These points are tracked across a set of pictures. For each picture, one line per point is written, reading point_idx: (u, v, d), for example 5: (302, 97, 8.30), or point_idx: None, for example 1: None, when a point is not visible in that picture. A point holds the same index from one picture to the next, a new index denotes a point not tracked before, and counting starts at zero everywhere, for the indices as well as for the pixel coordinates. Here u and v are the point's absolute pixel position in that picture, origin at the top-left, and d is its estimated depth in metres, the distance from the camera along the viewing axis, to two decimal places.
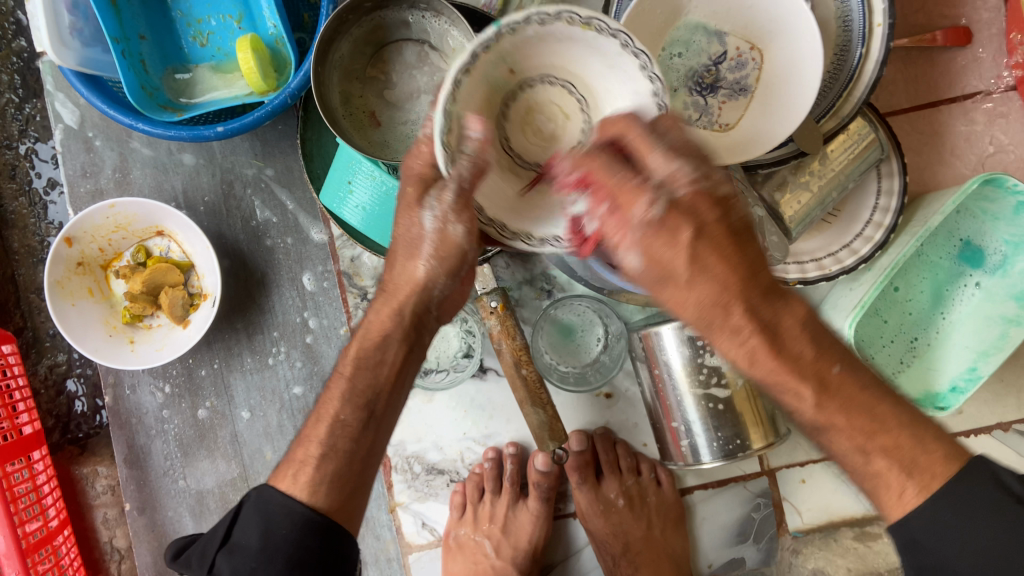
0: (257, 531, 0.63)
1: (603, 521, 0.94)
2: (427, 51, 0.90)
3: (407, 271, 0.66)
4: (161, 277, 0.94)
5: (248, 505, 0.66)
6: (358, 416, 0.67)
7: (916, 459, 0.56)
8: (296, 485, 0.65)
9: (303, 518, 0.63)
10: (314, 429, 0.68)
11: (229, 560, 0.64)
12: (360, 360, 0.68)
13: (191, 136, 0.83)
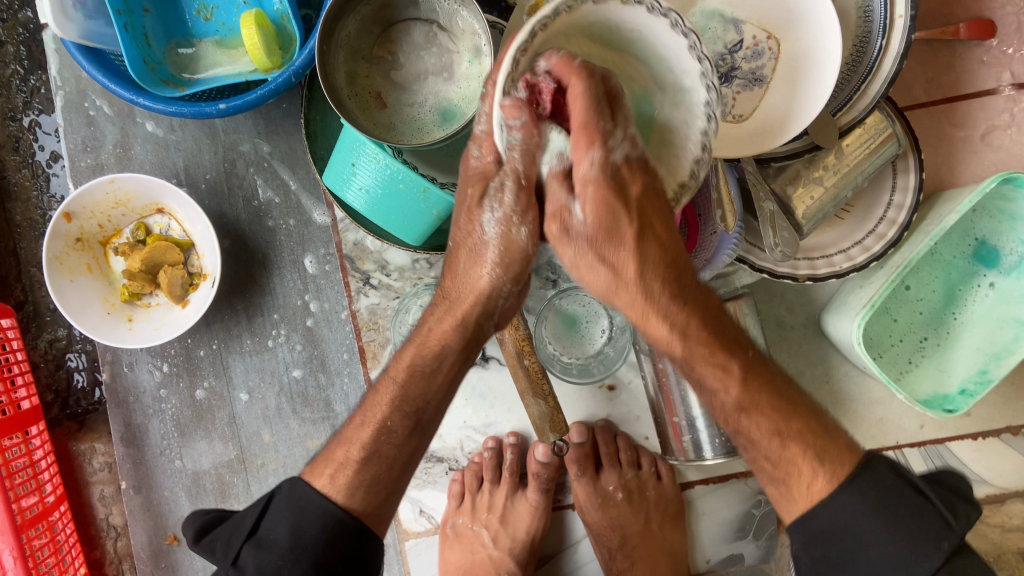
0: (292, 526, 0.66)
1: (601, 514, 0.94)
2: (435, 32, 0.88)
3: (471, 279, 0.67)
4: (161, 256, 0.93)
5: (278, 498, 0.69)
6: (404, 424, 0.69)
7: (789, 432, 0.67)
8: (334, 486, 0.68)
9: (336, 520, 0.67)
10: (358, 431, 0.70)
11: (255, 554, 0.66)
12: (415, 367, 0.69)
13: (192, 113, 0.82)
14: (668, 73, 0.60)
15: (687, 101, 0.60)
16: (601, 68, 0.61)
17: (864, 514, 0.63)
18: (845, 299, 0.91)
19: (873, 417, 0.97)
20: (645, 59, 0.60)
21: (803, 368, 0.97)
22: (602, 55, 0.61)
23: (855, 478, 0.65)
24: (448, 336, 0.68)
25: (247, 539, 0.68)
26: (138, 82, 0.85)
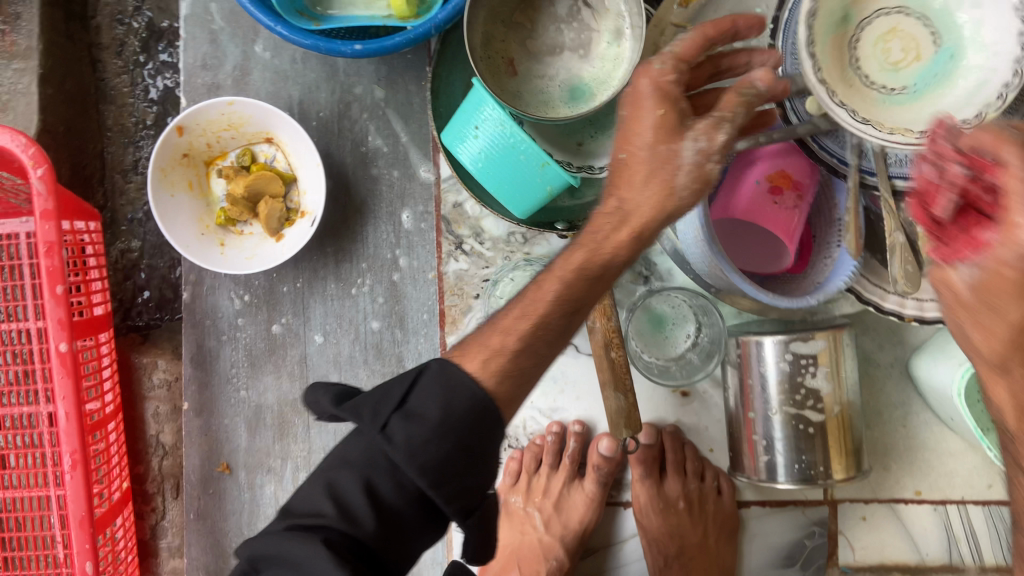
0: (445, 405, 0.54)
1: (660, 520, 0.93)
2: (579, 7, 0.86)
3: (654, 188, 0.59)
4: (263, 185, 0.92)
5: (423, 380, 0.56)
6: (562, 321, 0.60)
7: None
8: (485, 371, 0.57)
9: (486, 405, 0.55)
10: (507, 321, 0.60)
11: (404, 425, 0.53)
12: (585, 266, 0.60)
13: (326, 48, 0.80)
14: (990, 21, 0.62)
15: (994, 50, 0.62)
16: (917, 17, 0.66)
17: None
18: (943, 345, 0.89)
19: (943, 469, 0.95)
20: (971, 4, 0.63)
21: (881, 406, 0.96)
22: (915, 3, 0.66)
23: None
24: (624, 248, 0.60)
25: (397, 407, 0.54)
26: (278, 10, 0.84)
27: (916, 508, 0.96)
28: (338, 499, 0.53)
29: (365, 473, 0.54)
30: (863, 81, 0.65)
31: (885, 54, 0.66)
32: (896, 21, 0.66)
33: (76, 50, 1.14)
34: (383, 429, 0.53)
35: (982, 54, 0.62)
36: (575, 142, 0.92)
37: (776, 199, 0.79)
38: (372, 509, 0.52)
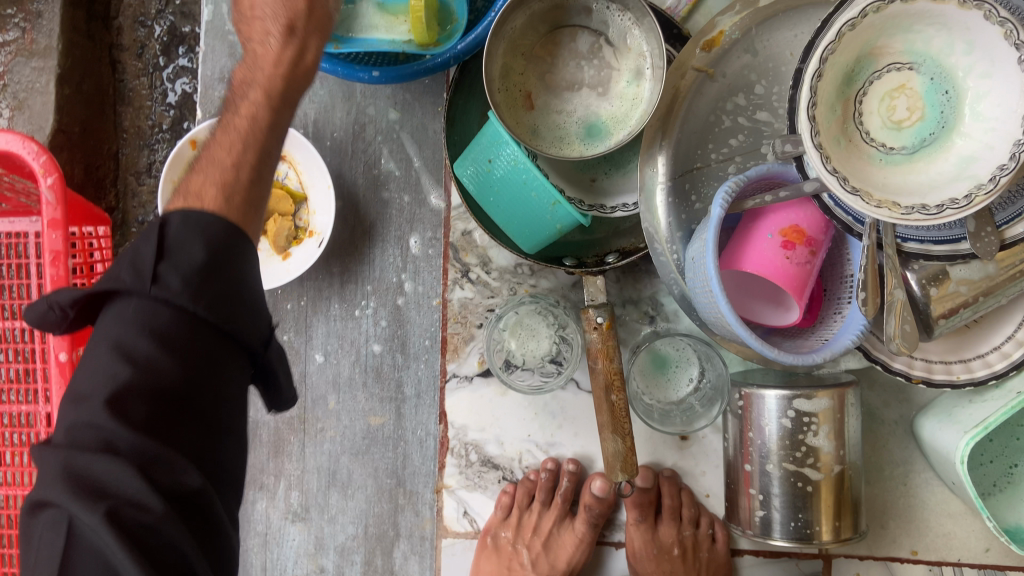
0: (205, 244, 0.56)
1: (654, 565, 0.91)
2: (601, 45, 0.86)
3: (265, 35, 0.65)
4: (273, 203, 0.91)
5: (120, 302, 0.55)
6: (271, 138, 0.64)
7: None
8: (227, 205, 0.58)
9: (231, 233, 0.57)
10: (224, 135, 0.63)
11: (172, 274, 0.54)
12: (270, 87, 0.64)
13: (347, 74, 0.84)
14: (1000, 90, 0.67)
15: (1000, 120, 0.68)
16: (931, 73, 0.71)
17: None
18: (950, 410, 0.88)
19: (940, 530, 0.94)
20: (981, 70, 0.69)
21: (883, 463, 0.95)
22: (931, 59, 0.71)
23: None
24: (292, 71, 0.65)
25: (157, 262, 0.55)
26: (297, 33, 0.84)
27: (911, 568, 0.94)
28: (132, 361, 0.53)
29: (114, 341, 0.54)
30: (866, 142, 0.73)
31: (890, 112, 0.72)
32: (909, 77, 0.72)
33: (95, 51, 1.14)
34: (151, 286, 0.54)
35: (979, 126, 0.69)
36: (590, 178, 0.91)
37: (788, 253, 0.76)
38: (160, 355, 0.53)
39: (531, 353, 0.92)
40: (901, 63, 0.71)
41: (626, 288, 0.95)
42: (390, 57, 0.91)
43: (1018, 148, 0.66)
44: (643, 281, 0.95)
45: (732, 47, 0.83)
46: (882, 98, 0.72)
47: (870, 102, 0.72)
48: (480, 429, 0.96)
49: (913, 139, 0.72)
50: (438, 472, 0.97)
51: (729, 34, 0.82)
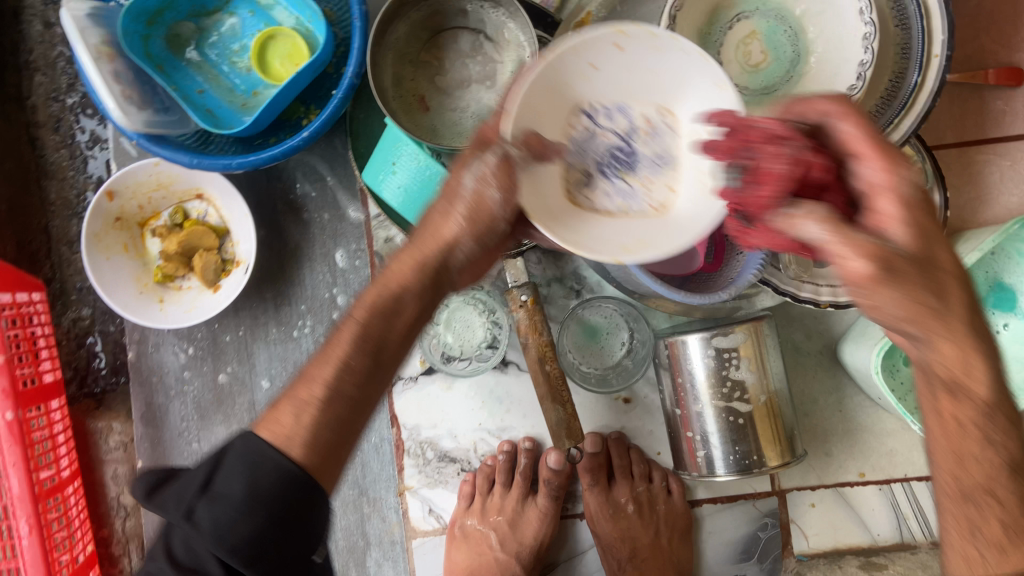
0: (250, 483, 0.54)
1: (612, 525, 0.95)
2: (482, 41, 0.91)
3: (437, 229, 0.66)
4: (198, 240, 0.96)
5: (230, 454, 0.56)
6: (365, 361, 0.62)
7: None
8: (297, 426, 0.58)
9: (290, 471, 0.55)
10: (319, 369, 0.61)
11: (207, 511, 0.53)
12: (374, 305, 0.64)
13: (282, 150, 0.86)
14: (835, 20, 0.75)
15: (844, 47, 0.74)
16: (776, 18, 0.78)
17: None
18: (863, 329, 0.93)
19: (883, 449, 0.98)
20: (816, 11, 0.76)
21: (817, 393, 0.99)
22: (774, 7, 0.78)
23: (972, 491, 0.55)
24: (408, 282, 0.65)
25: (203, 497, 0.54)
26: (204, 132, 0.93)
27: (861, 490, 0.98)
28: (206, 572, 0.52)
29: (187, 509, 0.54)
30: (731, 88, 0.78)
31: (746, 57, 0.78)
32: (755, 25, 0.78)
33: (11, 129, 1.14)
34: (187, 518, 0.53)
35: (830, 50, 0.75)
36: None
37: None
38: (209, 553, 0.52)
39: (468, 343, 0.97)
40: (747, 12, 0.78)
41: (548, 268, 0.97)
42: (299, 121, 0.96)
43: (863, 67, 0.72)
44: (562, 259, 0.97)
45: (601, 25, 0.88)
46: (738, 47, 0.79)
47: (727, 52, 0.79)
48: (432, 427, 0.99)
49: (772, 78, 0.78)
50: (399, 475, 0.99)
51: (596, 13, 0.88)
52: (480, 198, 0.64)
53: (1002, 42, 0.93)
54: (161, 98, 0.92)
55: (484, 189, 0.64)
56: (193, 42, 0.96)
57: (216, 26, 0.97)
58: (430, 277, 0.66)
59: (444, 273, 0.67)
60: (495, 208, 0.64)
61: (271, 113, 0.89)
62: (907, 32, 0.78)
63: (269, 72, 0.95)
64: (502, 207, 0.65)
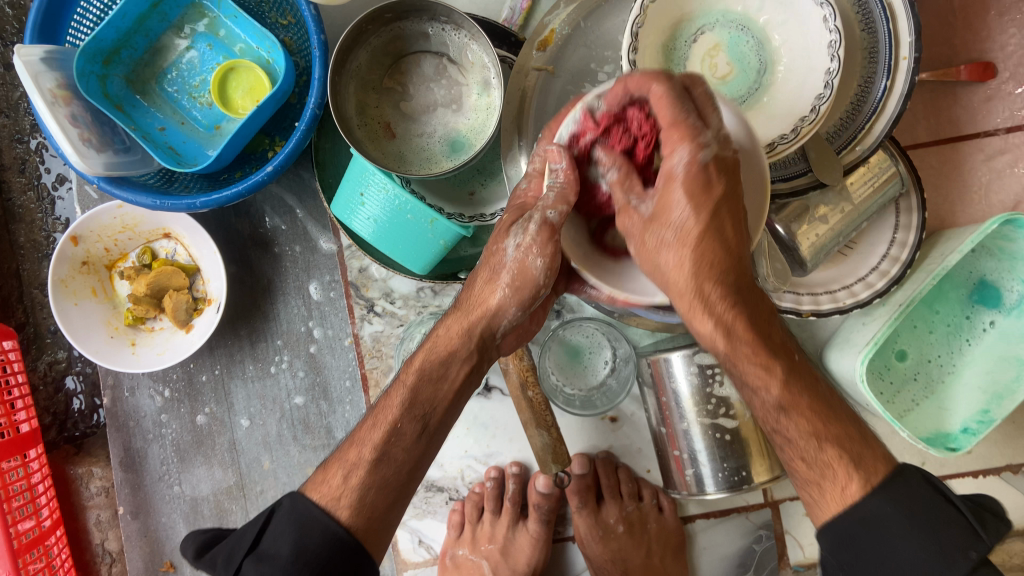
0: (294, 543, 0.62)
1: (602, 547, 0.94)
2: (445, 64, 0.89)
3: (483, 295, 0.65)
4: (166, 280, 0.94)
5: (280, 513, 0.64)
6: (414, 425, 0.66)
7: (863, 455, 0.63)
8: (346, 486, 0.64)
9: (336, 537, 0.62)
10: (368, 432, 0.66)
11: (256, 567, 0.63)
12: (422, 371, 0.67)
13: (246, 186, 0.83)
14: (800, 29, 0.74)
15: (811, 55, 0.73)
16: (740, 28, 0.77)
17: (902, 530, 0.60)
18: (848, 335, 0.92)
19: None
20: (779, 20, 0.75)
21: None
22: (737, 17, 0.77)
23: (889, 488, 0.61)
24: (455, 343, 0.67)
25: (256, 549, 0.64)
26: (167, 170, 0.90)
27: None
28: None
29: (256, 554, 0.64)
30: None
31: (712, 69, 0.77)
32: (717, 37, 0.77)
33: None
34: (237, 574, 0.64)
35: (796, 61, 0.75)
36: (468, 192, 0.94)
37: None
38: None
39: None
40: (709, 23, 0.77)
41: None
42: (265, 154, 0.94)
43: (830, 75, 0.71)
44: None
45: (566, 42, 0.86)
46: (704, 58, 0.77)
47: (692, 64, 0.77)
48: None
49: (739, 90, 0.78)
50: None
51: (560, 30, 0.85)
52: (523, 267, 0.62)
53: (972, 37, 0.92)
54: (121, 138, 0.89)
55: (526, 256, 0.62)
56: (152, 79, 0.95)
57: (174, 61, 0.95)
58: (475, 347, 0.67)
59: (491, 338, 0.68)
60: (537, 275, 0.62)
61: (234, 148, 0.87)
62: (873, 35, 0.76)
63: (230, 105, 0.93)
64: (545, 272, 0.62)
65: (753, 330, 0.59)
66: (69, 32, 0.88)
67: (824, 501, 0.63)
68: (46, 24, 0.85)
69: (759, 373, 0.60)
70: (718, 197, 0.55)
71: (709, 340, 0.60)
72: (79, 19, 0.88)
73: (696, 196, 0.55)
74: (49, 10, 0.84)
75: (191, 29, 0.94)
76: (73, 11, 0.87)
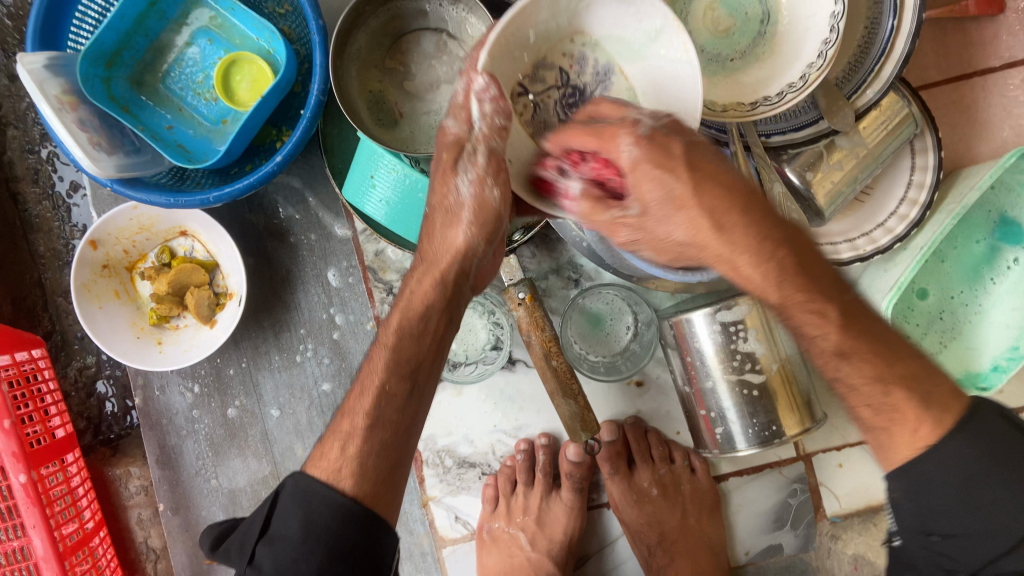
0: (301, 519, 0.63)
1: (637, 511, 0.96)
2: (445, 40, 0.89)
3: (447, 240, 0.71)
4: (187, 278, 0.95)
5: (284, 494, 0.65)
6: (403, 385, 0.70)
7: (922, 391, 0.57)
8: (346, 457, 0.66)
9: (344, 508, 0.63)
10: (359, 402, 0.69)
11: (269, 550, 0.62)
12: (404, 329, 0.71)
13: (257, 178, 0.83)
14: None
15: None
16: None
17: (974, 462, 0.55)
18: (871, 283, 0.91)
19: None
20: None
21: None
22: None
23: (964, 425, 0.56)
24: (430, 295, 0.72)
25: (257, 544, 0.64)
26: (179, 168, 0.91)
27: None
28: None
29: (267, 538, 0.63)
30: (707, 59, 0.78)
31: (714, 24, 0.77)
32: None
33: None
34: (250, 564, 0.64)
35: (799, 10, 0.74)
36: None
37: None
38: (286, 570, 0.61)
39: (472, 346, 0.96)
40: None
41: (543, 261, 0.95)
42: (273, 144, 0.94)
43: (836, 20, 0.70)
44: (556, 250, 0.96)
45: None
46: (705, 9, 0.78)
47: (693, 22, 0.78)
48: (448, 434, 0.97)
49: (736, 39, 0.77)
50: (420, 487, 0.98)
51: None
52: (481, 201, 0.68)
53: None
54: (130, 139, 0.90)
55: (482, 191, 0.68)
56: (156, 80, 0.95)
57: (177, 61, 0.95)
58: (447, 292, 0.73)
59: (462, 279, 0.74)
60: (495, 206, 0.68)
61: (244, 140, 0.87)
62: None
63: (235, 98, 0.93)
64: (502, 202, 0.69)
65: (801, 274, 0.58)
66: (71, 36, 0.88)
67: (894, 445, 0.58)
68: (48, 30, 0.85)
69: (814, 322, 0.58)
70: (681, 163, 0.58)
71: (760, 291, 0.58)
72: (80, 22, 0.88)
73: (658, 175, 0.57)
74: (50, 16, 0.85)
75: (191, 26, 0.95)
76: (74, 14, 0.87)
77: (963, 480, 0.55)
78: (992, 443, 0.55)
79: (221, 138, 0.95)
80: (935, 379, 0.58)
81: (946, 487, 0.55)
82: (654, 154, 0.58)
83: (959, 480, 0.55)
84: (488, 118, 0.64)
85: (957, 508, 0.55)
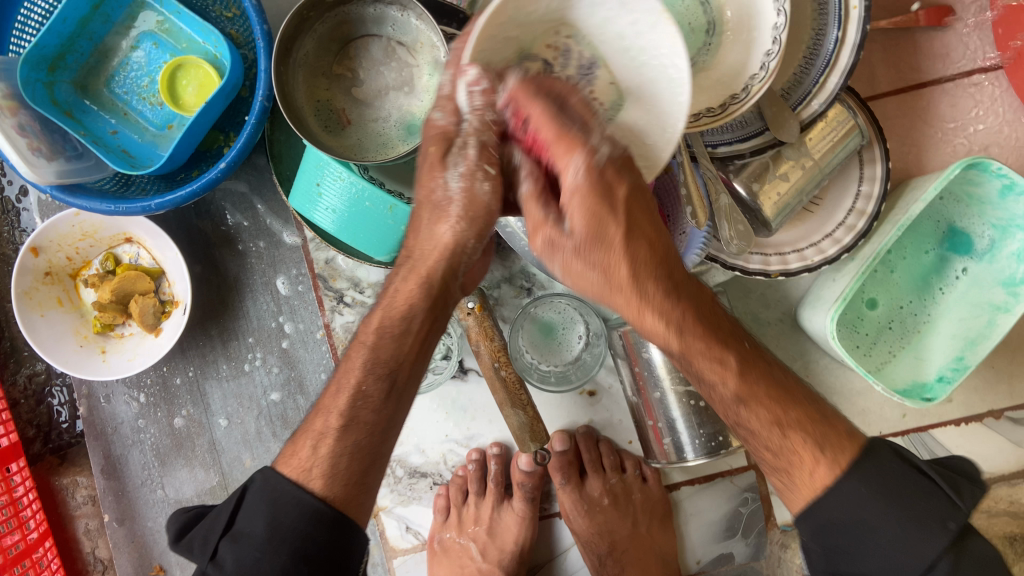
0: (266, 519, 0.63)
1: (587, 521, 0.95)
2: (394, 47, 0.87)
3: (434, 235, 0.64)
4: (131, 285, 0.93)
5: (253, 491, 0.65)
6: (380, 387, 0.67)
7: (825, 441, 0.64)
8: (316, 456, 0.65)
9: (313, 509, 0.63)
10: (334, 400, 0.67)
11: (233, 548, 0.63)
12: (382, 330, 0.67)
13: (199, 185, 0.81)
14: None
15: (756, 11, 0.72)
16: None
17: (868, 501, 0.61)
18: (819, 293, 0.91)
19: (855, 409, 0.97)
20: None
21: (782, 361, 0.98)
22: None
23: (857, 464, 0.62)
24: (413, 296, 0.66)
25: (221, 539, 0.64)
26: (122, 174, 0.89)
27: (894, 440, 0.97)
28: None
29: (231, 533, 0.64)
30: None
31: None
32: None
33: None
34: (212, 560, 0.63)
35: (742, 22, 0.73)
36: None
37: None
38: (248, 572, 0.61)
39: None
40: None
41: (495, 269, 0.94)
42: (220, 150, 0.93)
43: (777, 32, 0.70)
44: (509, 258, 0.95)
45: None
46: None
47: None
48: (399, 444, 0.96)
49: None
50: None
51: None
52: (471, 196, 0.61)
53: None
54: (71, 144, 0.88)
55: (472, 184, 0.61)
56: (101, 85, 0.94)
57: (123, 65, 0.94)
58: (432, 292, 0.67)
59: (451, 279, 0.67)
60: (487, 201, 0.62)
61: (188, 146, 0.86)
62: None
63: (181, 103, 0.91)
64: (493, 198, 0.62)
65: (701, 325, 0.63)
66: (12, 38, 0.87)
67: (796, 487, 0.64)
68: None
69: (713, 368, 0.64)
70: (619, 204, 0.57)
71: (663, 340, 0.63)
72: (22, 23, 0.87)
73: (595, 209, 0.56)
74: None
75: (136, 29, 0.93)
76: (15, 15, 0.85)
77: (864, 519, 0.61)
78: (884, 479, 0.62)
79: (168, 144, 0.93)
80: (829, 423, 0.65)
81: (852, 530, 0.62)
82: (598, 187, 0.56)
83: (866, 523, 0.61)
84: (446, 104, 0.60)
85: (860, 546, 0.61)
